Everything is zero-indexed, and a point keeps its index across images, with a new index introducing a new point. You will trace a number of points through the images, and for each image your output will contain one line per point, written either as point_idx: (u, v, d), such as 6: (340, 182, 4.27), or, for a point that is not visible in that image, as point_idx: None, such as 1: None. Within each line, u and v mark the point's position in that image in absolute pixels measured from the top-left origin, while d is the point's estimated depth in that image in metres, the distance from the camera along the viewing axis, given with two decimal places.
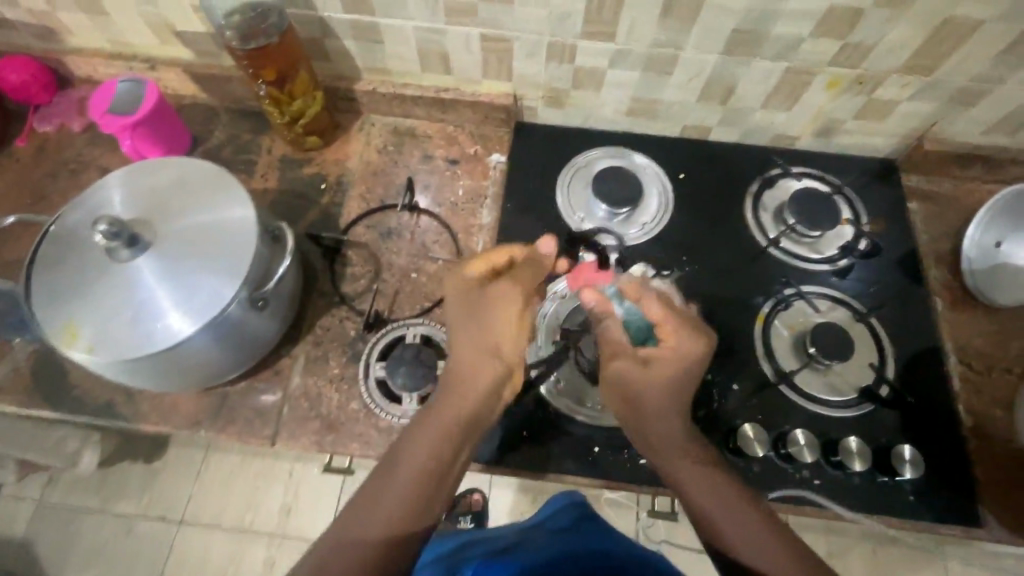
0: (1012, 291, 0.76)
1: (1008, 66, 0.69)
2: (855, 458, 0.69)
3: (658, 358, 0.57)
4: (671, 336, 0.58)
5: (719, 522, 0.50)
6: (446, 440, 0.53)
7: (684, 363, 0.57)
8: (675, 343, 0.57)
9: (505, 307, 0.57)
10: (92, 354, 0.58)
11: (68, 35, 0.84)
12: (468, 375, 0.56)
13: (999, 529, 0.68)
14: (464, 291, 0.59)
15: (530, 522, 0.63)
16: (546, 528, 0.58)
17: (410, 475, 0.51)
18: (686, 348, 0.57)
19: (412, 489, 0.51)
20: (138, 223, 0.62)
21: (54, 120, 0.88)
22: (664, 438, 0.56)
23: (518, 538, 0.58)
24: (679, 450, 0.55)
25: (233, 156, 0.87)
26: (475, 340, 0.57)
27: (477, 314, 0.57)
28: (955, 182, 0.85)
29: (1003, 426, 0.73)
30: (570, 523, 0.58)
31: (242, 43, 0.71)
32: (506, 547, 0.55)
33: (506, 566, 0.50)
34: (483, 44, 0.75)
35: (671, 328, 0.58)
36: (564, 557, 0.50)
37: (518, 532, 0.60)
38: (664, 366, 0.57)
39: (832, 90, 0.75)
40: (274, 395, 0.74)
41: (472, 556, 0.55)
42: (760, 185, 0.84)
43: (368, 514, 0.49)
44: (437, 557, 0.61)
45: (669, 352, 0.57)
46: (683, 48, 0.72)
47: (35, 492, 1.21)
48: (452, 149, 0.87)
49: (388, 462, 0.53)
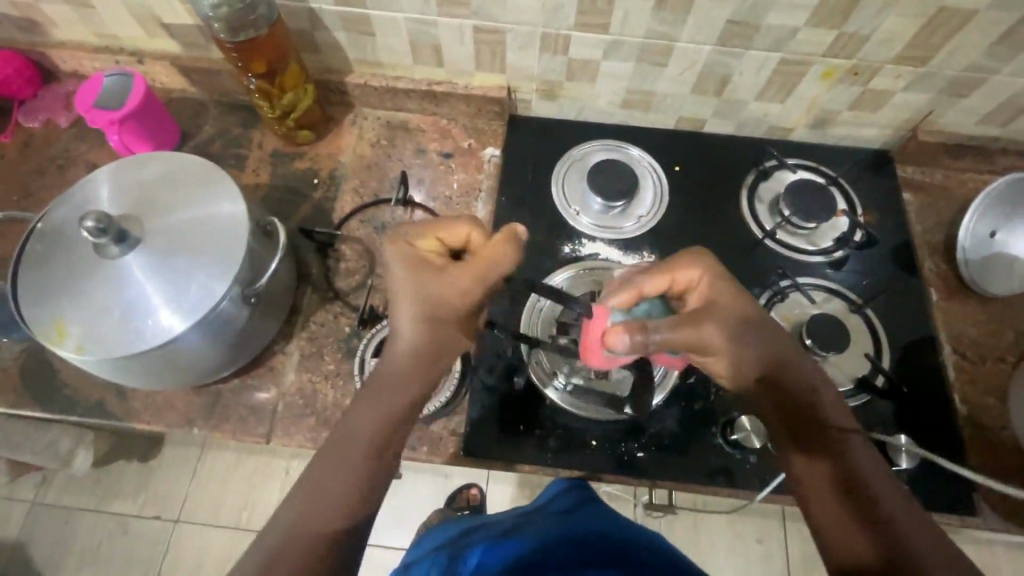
0: (1005, 282, 0.76)
1: (1002, 55, 0.68)
2: None
3: (711, 303, 0.56)
4: (695, 276, 0.57)
5: (829, 508, 0.50)
6: (386, 423, 0.53)
7: (721, 285, 0.57)
8: (699, 290, 0.57)
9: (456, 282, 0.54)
10: (82, 352, 0.57)
11: (53, 28, 0.83)
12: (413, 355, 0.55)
13: (993, 517, 0.68)
14: (414, 264, 0.55)
15: (529, 506, 0.63)
16: (548, 510, 0.58)
17: (360, 462, 0.51)
18: (716, 280, 0.57)
19: (358, 474, 0.50)
20: (126, 219, 0.61)
21: (39, 115, 0.87)
22: (798, 382, 0.55)
23: (520, 520, 0.58)
24: (817, 394, 0.55)
25: (224, 151, 0.85)
26: (423, 315, 0.55)
27: (421, 290, 0.54)
28: (948, 172, 0.85)
29: (997, 415, 0.73)
30: (570, 506, 0.58)
31: (231, 35, 0.70)
32: (510, 530, 0.55)
33: (513, 546, 0.50)
34: (475, 35, 0.74)
35: (694, 272, 0.57)
36: (569, 539, 0.50)
37: (517, 516, 0.60)
38: (720, 298, 0.56)
39: (826, 81, 0.75)
40: (269, 392, 0.73)
41: (475, 540, 0.55)
42: (755, 177, 0.83)
43: (319, 493, 0.49)
44: (439, 544, 0.60)
45: (721, 299, 0.56)
46: (678, 39, 0.71)
47: (28, 493, 1.20)
48: (445, 143, 0.86)
49: (331, 443, 0.52)
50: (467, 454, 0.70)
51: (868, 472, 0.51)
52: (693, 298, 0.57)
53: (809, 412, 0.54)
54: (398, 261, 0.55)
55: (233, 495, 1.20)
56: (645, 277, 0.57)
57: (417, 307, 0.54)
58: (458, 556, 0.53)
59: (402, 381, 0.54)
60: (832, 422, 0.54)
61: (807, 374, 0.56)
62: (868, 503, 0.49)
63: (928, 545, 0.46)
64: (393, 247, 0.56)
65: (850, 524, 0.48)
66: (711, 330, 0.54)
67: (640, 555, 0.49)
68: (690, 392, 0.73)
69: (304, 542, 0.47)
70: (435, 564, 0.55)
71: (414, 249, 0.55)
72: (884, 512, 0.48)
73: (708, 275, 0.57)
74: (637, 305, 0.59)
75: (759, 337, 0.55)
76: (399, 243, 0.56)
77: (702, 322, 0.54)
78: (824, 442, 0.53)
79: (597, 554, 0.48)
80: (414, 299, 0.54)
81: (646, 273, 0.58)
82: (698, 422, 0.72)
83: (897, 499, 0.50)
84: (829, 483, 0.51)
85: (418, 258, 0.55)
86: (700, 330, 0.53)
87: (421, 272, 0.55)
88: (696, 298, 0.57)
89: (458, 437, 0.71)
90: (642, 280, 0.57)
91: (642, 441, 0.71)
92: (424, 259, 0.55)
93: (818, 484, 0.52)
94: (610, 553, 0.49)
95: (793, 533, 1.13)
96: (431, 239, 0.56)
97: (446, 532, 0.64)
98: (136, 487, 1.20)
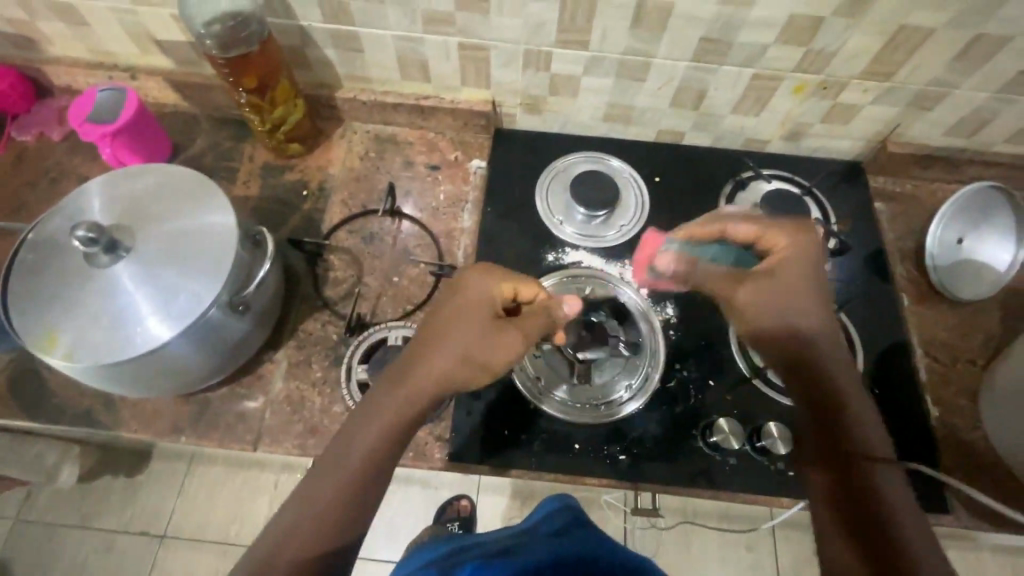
0: (972, 287, 0.79)
1: (961, 71, 0.72)
2: None
3: (780, 268, 0.60)
4: (784, 240, 0.61)
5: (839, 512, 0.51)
6: (405, 405, 0.55)
7: (809, 260, 0.60)
8: (778, 254, 0.60)
9: (505, 339, 0.58)
10: (71, 360, 0.58)
11: (48, 45, 0.85)
12: (417, 387, 0.56)
13: (967, 515, 0.70)
14: (484, 307, 0.59)
15: (520, 527, 0.64)
16: (539, 532, 0.59)
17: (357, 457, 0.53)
18: (797, 250, 0.60)
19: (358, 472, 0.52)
20: (117, 228, 0.63)
21: (33, 129, 0.88)
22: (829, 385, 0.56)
23: (512, 542, 0.58)
24: (833, 376, 0.57)
25: (214, 164, 0.87)
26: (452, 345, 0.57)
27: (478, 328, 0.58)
28: (917, 182, 0.89)
29: (968, 416, 0.75)
30: (561, 528, 0.59)
31: (223, 51, 0.72)
32: (502, 550, 0.56)
33: (503, 567, 0.51)
34: (461, 52, 0.77)
35: (782, 239, 0.61)
36: (562, 563, 0.51)
37: (508, 537, 0.61)
38: (785, 273, 0.59)
39: (797, 95, 0.78)
40: (257, 400, 0.74)
41: (465, 560, 0.56)
42: (733, 187, 0.86)
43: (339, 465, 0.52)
44: (425, 564, 0.60)
45: (789, 272, 0.59)
46: (655, 55, 0.74)
47: (13, 510, 1.19)
48: (433, 156, 0.88)
49: (342, 438, 0.54)
50: (453, 459, 0.71)
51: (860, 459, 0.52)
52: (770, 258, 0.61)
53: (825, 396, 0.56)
54: (473, 296, 0.59)
55: (222, 509, 1.19)
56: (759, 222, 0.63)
57: (463, 348, 0.57)
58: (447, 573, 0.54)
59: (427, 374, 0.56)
60: (847, 416, 0.55)
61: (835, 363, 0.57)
62: (866, 493, 0.51)
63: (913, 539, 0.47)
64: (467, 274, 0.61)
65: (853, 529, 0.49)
66: (746, 293, 0.61)
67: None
68: (672, 395, 0.74)
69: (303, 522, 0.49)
70: None
71: (493, 292, 0.59)
72: (887, 516, 0.49)
73: (795, 253, 0.60)
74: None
75: (805, 305, 0.59)
76: (482, 279, 0.60)
77: (741, 283, 0.62)
78: (835, 431, 0.54)
79: None
80: (452, 327, 0.58)
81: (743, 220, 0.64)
82: (679, 424, 0.73)
83: (907, 507, 0.50)
84: (844, 471, 0.52)
85: (491, 303, 0.59)
86: (733, 291, 0.62)
87: (487, 318, 0.58)
88: (769, 260, 0.61)
89: (443, 442, 0.72)
90: (743, 227, 0.63)
91: (625, 445, 0.72)
92: (495, 306, 0.60)
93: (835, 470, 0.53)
94: None
95: (781, 541, 1.14)
96: (512, 287, 0.60)
97: (432, 551, 0.64)
98: (124, 502, 1.19)
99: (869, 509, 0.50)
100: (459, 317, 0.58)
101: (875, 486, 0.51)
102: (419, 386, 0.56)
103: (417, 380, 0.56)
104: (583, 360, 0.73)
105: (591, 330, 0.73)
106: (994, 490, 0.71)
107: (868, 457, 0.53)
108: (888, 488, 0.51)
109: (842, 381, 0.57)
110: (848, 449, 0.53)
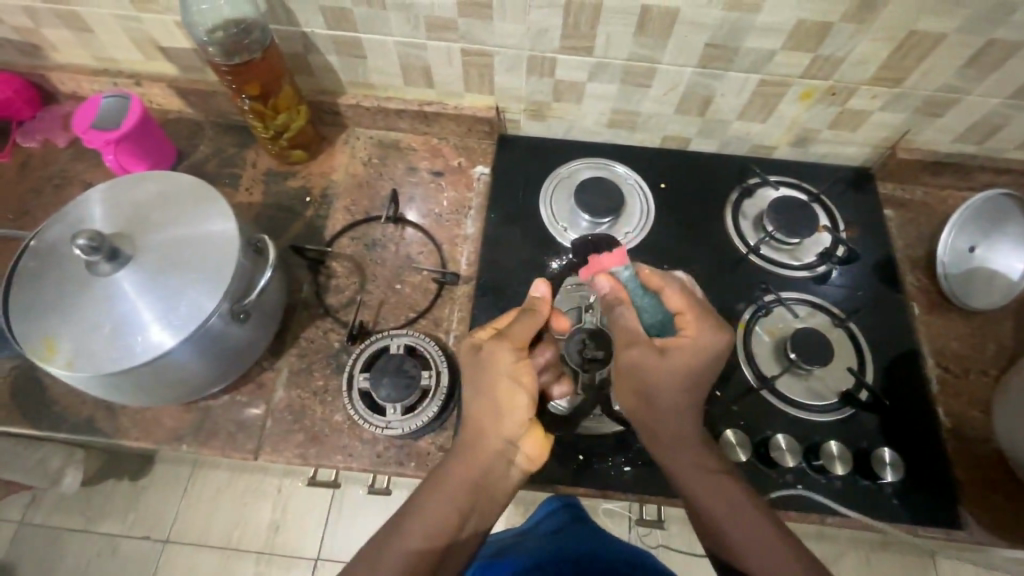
0: (985, 296, 0.78)
1: (972, 77, 0.71)
2: (837, 462, 0.69)
3: (677, 348, 0.55)
4: (699, 330, 0.56)
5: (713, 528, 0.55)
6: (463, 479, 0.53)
7: (707, 359, 0.56)
8: (690, 335, 0.56)
9: (488, 359, 0.54)
10: (72, 369, 0.58)
11: (53, 52, 0.85)
12: (468, 439, 0.55)
13: (979, 530, 0.68)
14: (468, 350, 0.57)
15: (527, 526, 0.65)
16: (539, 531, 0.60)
17: (424, 527, 0.51)
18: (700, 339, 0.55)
19: (439, 531, 0.51)
20: (119, 237, 0.62)
21: (37, 135, 0.88)
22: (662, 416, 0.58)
23: (515, 540, 0.60)
24: (679, 412, 0.57)
25: (218, 170, 0.87)
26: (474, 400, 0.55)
27: (472, 367, 0.56)
28: (927, 189, 0.87)
29: (981, 427, 0.74)
30: None
31: (226, 58, 0.71)
32: (501, 552, 0.57)
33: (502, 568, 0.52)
34: (464, 58, 0.77)
35: (690, 330, 0.56)
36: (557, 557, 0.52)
37: (515, 534, 0.62)
38: (682, 353, 0.55)
39: (805, 101, 0.77)
40: (258, 408, 0.74)
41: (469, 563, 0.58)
42: (739, 194, 0.85)
43: (400, 539, 0.51)
44: None
45: (693, 352, 0.55)
46: (660, 61, 0.73)
47: (16, 514, 1.18)
48: (436, 162, 0.88)
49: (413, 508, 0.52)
50: None
51: (709, 487, 0.56)
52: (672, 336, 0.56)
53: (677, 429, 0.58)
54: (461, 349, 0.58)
55: (224, 514, 1.18)
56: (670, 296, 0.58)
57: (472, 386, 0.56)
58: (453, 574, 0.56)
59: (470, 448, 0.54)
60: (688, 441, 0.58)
61: (689, 393, 0.57)
62: (720, 522, 0.55)
63: (770, 560, 0.52)
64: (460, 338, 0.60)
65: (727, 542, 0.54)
66: (636, 356, 0.56)
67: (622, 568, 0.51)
68: None
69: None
70: None
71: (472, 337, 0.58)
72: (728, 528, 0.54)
73: (710, 348, 0.56)
74: (648, 294, 0.61)
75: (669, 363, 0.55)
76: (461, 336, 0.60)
77: (629, 346, 0.57)
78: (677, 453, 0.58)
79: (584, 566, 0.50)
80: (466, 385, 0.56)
81: (688, 291, 0.58)
82: None
83: (743, 514, 0.55)
84: (702, 501, 0.56)
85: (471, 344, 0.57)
86: (627, 350, 0.56)
87: (470, 355, 0.56)
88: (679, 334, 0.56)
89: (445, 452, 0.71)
90: (667, 292, 0.58)
91: (629, 456, 0.71)
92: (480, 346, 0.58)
93: (694, 497, 0.57)
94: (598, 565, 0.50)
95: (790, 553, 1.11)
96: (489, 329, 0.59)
97: None
98: (127, 506, 1.19)
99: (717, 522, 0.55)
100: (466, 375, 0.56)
101: (730, 510, 0.55)
102: (473, 450, 0.54)
103: (466, 432, 0.55)
104: (588, 370, 0.71)
105: (597, 339, 0.72)
106: (1007, 504, 0.70)
107: (713, 480, 0.57)
108: (747, 511, 0.55)
109: (692, 410, 0.58)
110: (706, 479, 0.57)
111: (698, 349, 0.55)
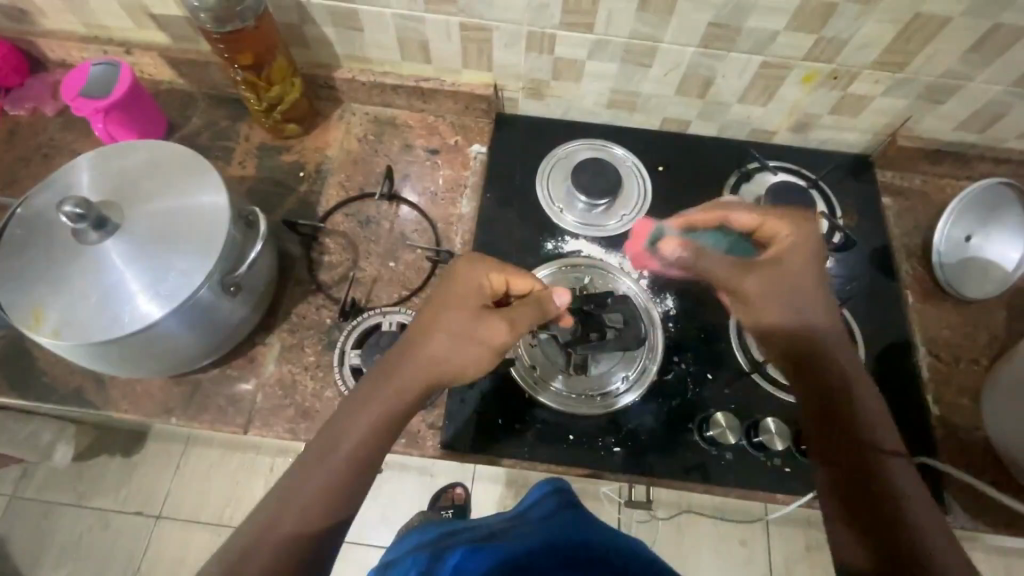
0: (979, 285, 0.78)
1: (975, 63, 0.70)
2: (776, 439, 0.70)
3: (783, 258, 0.58)
4: (787, 232, 0.59)
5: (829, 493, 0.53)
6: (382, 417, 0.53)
7: (804, 261, 0.59)
8: (782, 244, 0.59)
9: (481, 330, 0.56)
10: (57, 338, 0.57)
11: (42, 17, 0.83)
12: (401, 375, 0.55)
13: (963, 516, 0.69)
14: (476, 297, 0.58)
15: (513, 513, 0.60)
16: (530, 515, 0.55)
17: (341, 454, 0.51)
18: (800, 241, 0.59)
19: (323, 506, 0.49)
20: (107, 205, 0.61)
21: (27, 103, 0.86)
22: (832, 363, 0.58)
23: (502, 525, 0.55)
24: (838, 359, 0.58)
25: (210, 142, 0.86)
26: (435, 336, 0.56)
27: (466, 326, 0.57)
28: (926, 178, 0.87)
29: (969, 415, 0.74)
30: (553, 510, 0.55)
31: (218, 26, 0.69)
32: (492, 535, 0.52)
33: (492, 551, 0.47)
34: (463, 32, 0.75)
35: (757, 279, 0.58)
36: (550, 546, 0.47)
37: (501, 521, 0.58)
38: (791, 267, 0.58)
39: (807, 84, 0.76)
40: (249, 382, 0.73)
41: (456, 546, 0.51)
42: (737, 178, 0.84)
43: (325, 462, 0.51)
44: (414, 548, 0.57)
45: (794, 258, 0.58)
46: (662, 40, 0.72)
47: (8, 487, 1.18)
48: (432, 139, 0.87)
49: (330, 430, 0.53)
50: (445, 447, 0.70)
51: (841, 454, 0.54)
52: (771, 249, 0.60)
53: (828, 410, 0.56)
54: (467, 283, 0.58)
55: (216, 492, 1.17)
56: (800, 232, 0.59)
57: (454, 333, 0.56)
58: (438, 555, 0.50)
59: (400, 381, 0.55)
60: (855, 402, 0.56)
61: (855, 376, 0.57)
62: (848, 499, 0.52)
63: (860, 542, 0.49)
64: (471, 258, 0.60)
65: (837, 513, 0.52)
66: (758, 273, 0.58)
67: (622, 564, 0.47)
68: (669, 389, 0.74)
69: (292, 513, 0.48)
70: (415, 563, 0.52)
71: (486, 279, 0.59)
72: (848, 496, 0.52)
73: (794, 245, 0.59)
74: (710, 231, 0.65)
75: (773, 329, 0.59)
76: (476, 261, 0.60)
77: (747, 272, 0.59)
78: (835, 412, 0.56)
79: (581, 561, 0.46)
80: (445, 319, 0.57)
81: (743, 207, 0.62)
82: (676, 418, 0.72)
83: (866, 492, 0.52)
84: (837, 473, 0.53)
85: (482, 288, 0.59)
86: (744, 278, 0.59)
87: (474, 301, 0.58)
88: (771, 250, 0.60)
89: (437, 430, 0.71)
90: (785, 239, 0.59)
91: (620, 437, 0.71)
92: (484, 296, 0.59)
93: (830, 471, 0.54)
94: (595, 561, 0.46)
95: (777, 536, 1.11)
96: (501, 277, 0.60)
97: (426, 533, 0.62)
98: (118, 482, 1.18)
99: (843, 493, 0.52)
100: (455, 301, 0.58)
101: (850, 488, 0.52)
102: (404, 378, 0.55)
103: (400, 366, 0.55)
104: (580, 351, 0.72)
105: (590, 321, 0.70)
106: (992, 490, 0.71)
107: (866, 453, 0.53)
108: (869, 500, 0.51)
109: (859, 393, 0.57)
110: (845, 446, 0.54)
111: (807, 319, 0.58)
